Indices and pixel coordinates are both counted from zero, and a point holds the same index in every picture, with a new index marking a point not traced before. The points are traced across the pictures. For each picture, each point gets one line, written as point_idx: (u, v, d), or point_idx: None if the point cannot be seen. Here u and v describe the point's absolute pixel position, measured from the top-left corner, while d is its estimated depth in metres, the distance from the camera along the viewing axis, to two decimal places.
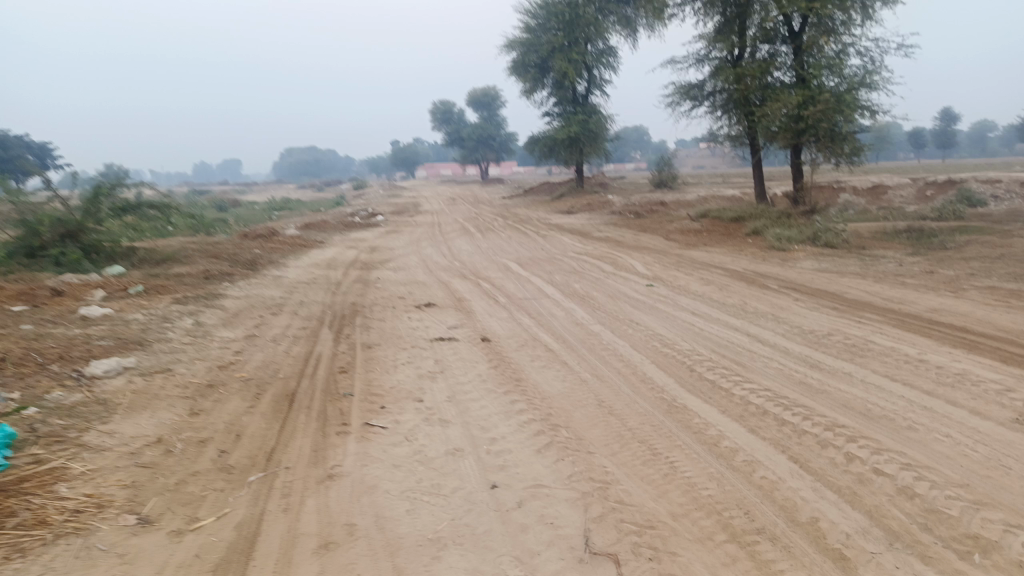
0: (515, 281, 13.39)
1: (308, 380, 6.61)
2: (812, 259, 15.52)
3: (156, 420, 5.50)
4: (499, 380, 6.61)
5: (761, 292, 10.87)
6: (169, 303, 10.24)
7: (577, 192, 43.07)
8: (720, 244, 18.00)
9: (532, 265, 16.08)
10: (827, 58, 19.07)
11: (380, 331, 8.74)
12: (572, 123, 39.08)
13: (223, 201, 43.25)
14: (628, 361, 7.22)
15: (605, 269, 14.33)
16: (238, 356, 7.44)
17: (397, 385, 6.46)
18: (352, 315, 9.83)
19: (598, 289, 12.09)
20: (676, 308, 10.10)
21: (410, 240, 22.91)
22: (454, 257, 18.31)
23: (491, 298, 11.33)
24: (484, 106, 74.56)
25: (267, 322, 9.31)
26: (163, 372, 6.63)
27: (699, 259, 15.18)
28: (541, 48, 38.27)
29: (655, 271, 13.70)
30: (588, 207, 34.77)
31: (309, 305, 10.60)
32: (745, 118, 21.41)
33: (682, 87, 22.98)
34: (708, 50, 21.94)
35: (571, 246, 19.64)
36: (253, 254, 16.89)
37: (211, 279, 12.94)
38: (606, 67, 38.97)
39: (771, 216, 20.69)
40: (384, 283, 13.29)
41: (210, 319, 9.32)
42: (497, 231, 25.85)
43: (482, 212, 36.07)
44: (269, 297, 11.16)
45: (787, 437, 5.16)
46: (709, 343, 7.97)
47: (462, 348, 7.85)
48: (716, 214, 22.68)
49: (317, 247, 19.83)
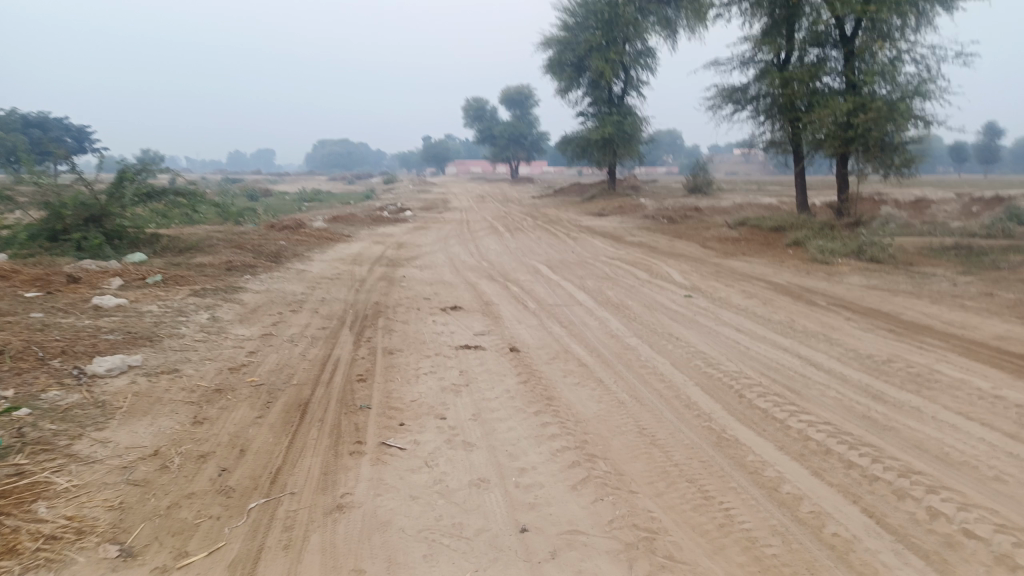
0: (545, 285, 12.85)
1: (323, 388, 6.12)
2: (859, 274, 14.76)
3: (155, 428, 5.04)
4: (529, 397, 6.05)
5: (809, 308, 10.21)
6: (187, 295, 9.85)
7: (609, 194, 42.34)
8: (760, 254, 17.28)
9: (563, 268, 15.52)
10: (881, 64, 18.21)
11: (402, 335, 8.23)
12: (607, 124, 38.38)
13: (254, 190, 43.28)
14: (669, 382, 6.63)
15: (640, 277, 13.73)
16: (252, 357, 6.98)
17: (418, 398, 5.94)
18: (374, 315, 9.34)
19: (633, 297, 11.50)
20: (718, 322, 9.48)
21: (438, 237, 22.46)
22: (482, 256, 17.82)
23: (520, 303, 10.80)
24: (518, 104, 74.17)
25: (285, 319, 8.85)
26: (169, 373, 6.18)
27: (738, 270, 14.50)
28: (578, 47, 37.66)
29: (693, 281, 13.06)
30: (620, 210, 34.10)
31: (331, 303, 10.14)
32: (790, 124, 20.61)
33: (724, 90, 22.23)
34: (753, 52, 21.17)
35: (604, 250, 19.02)
36: (278, 246, 16.53)
37: (233, 271, 12.57)
38: (644, 68, 38.22)
39: (813, 226, 19.87)
40: (410, 281, 12.82)
41: (227, 315, 8.89)
42: (527, 231, 25.29)
43: (511, 211, 35.53)
44: (290, 293, 10.72)
45: (856, 484, 4.54)
46: (757, 365, 7.34)
47: (489, 358, 7.31)
48: (754, 223, 21.91)
49: (344, 241, 19.46)
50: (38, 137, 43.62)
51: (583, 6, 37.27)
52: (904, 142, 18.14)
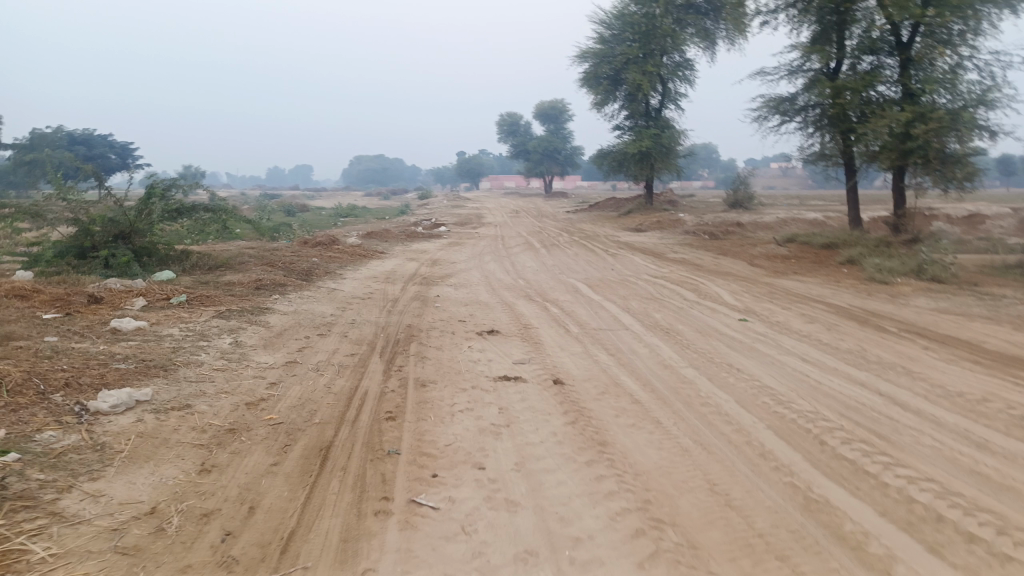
0: (587, 306, 12.13)
1: (349, 428, 5.47)
2: (922, 295, 13.77)
3: (156, 479, 4.42)
4: (579, 443, 5.33)
5: (878, 336, 9.33)
6: (211, 317, 9.32)
7: (646, 209, 41.43)
8: (812, 274, 16.34)
9: (604, 287, 14.78)
10: (941, 73, 17.19)
11: (437, 363, 7.57)
12: (644, 137, 37.62)
13: (290, 206, 43.40)
14: (737, 426, 5.85)
15: (687, 297, 12.93)
16: (273, 390, 6.36)
17: (454, 442, 5.25)
18: (406, 340, 8.70)
19: (683, 321, 10.71)
20: (781, 351, 8.66)
21: (472, 253, 21.88)
22: (519, 274, 17.17)
23: (562, 326, 10.08)
24: (552, 119, 73.87)
25: (313, 345, 8.26)
26: (180, 409, 5.58)
27: (793, 290, 13.59)
28: (614, 60, 36.99)
29: (745, 303, 12.22)
30: (658, 225, 33.24)
31: (361, 325, 9.55)
32: (842, 137, 19.64)
33: (770, 101, 21.33)
34: (801, 62, 20.25)
35: (646, 267, 18.21)
36: (310, 263, 16.09)
37: (261, 290, 12.09)
38: (682, 81, 37.44)
39: (867, 243, 18.84)
40: (444, 301, 12.20)
41: (250, 339, 8.32)
42: (563, 247, 24.55)
43: (546, 226, 34.87)
44: (319, 314, 10.16)
45: (985, 566, 3.74)
46: (833, 405, 6.51)
47: (531, 392, 6.60)
48: (803, 239, 20.91)
49: (376, 258, 18.98)
50: (84, 154, 44.51)
51: (620, 18, 36.71)
52: (967, 155, 17.09)
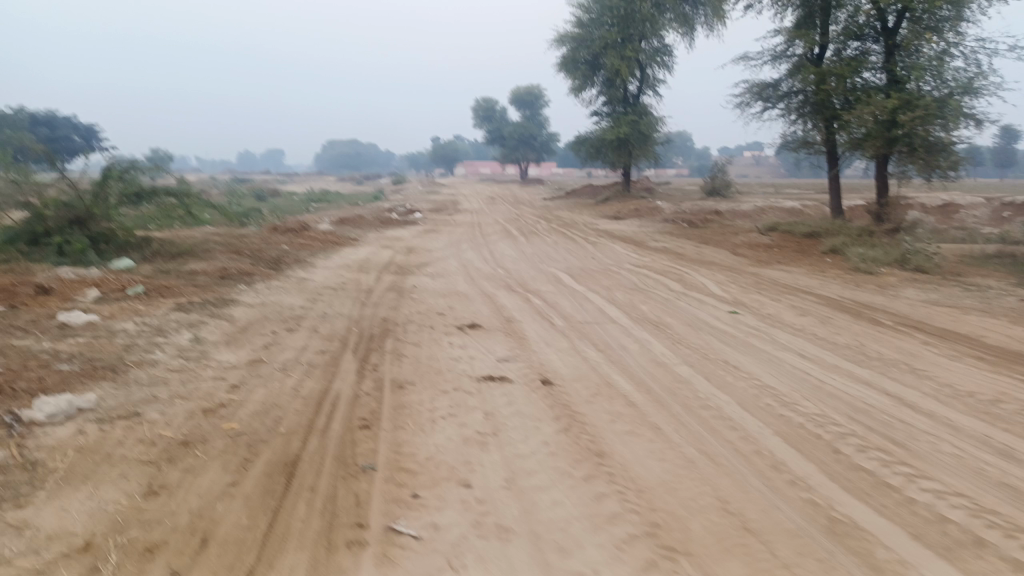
0: (570, 297, 11.65)
1: (318, 439, 4.91)
2: (910, 286, 13.51)
3: (93, 505, 3.84)
4: (575, 454, 4.84)
5: (875, 331, 8.97)
6: (169, 310, 8.65)
7: (624, 196, 41.01)
8: (796, 263, 16.04)
9: (587, 277, 14.30)
10: (928, 60, 16.91)
11: (415, 361, 7.02)
12: (622, 123, 37.13)
13: (261, 191, 42.25)
14: (742, 433, 5.40)
15: (673, 288, 12.52)
16: (234, 393, 5.76)
17: (435, 454, 4.72)
18: (381, 335, 8.13)
19: (671, 313, 10.27)
20: (777, 348, 8.25)
21: (449, 241, 21.26)
22: (497, 263, 16.61)
23: (546, 319, 9.57)
24: (528, 105, 73.15)
25: (280, 341, 7.66)
26: (127, 418, 4.98)
27: (780, 280, 13.24)
28: (593, 44, 36.34)
29: (733, 294, 11.84)
30: (637, 213, 32.87)
31: (333, 319, 8.94)
32: (825, 124, 19.36)
33: (753, 87, 20.97)
34: (785, 47, 19.89)
35: (627, 256, 17.78)
36: (279, 251, 15.38)
37: (226, 280, 11.42)
38: (661, 66, 36.97)
39: (850, 232, 18.59)
40: (421, 292, 11.63)
41: (211, 335, 7.69)
42: (542, 235, 24.02)
43: (523, 213, 34.27)
44: (288, 306, 9.54)
45: None
46: (841, 407, 6.09)
47: (518, 394, 6.09)
48: (785, 228, 20.64)
49: (349, 245, 18.30)
50: (45, 136, 42.91)
51: (599, 2, 36.08)
52: (952, 143, 16.87)
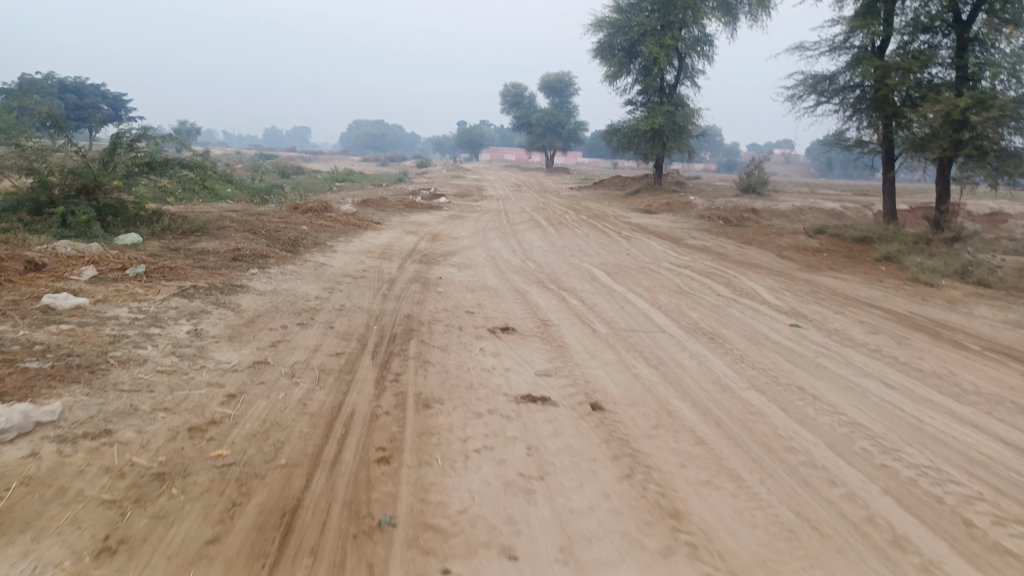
0: (609, 298, 10.67)
1: (324, 477, 3.96)
2: (981, 303, 12.34)
3: (27, 570, 2.94)
4: (644, 513, 3.87)
5: (962, 357, 7.90)
6: (170, 295, 7.76)
7: (654, 189, 39.68)
8: (849, 271, 14.91)
9: (624, 275, 13.28)
10: (1004, 57, 15.55)
11: (442, 372, 6.06)
12: (657, 114, 35.84)
13: (286, 167, 41.48)
14: (845, 491, 4.39)
15: (721, 293, 11.48)
16: (229, 406, 4.83)
17: (470, 506, 3.77)
18: (403, 336, 7.18)
19: (725, 323, 9.24)
20: (854, 372, 7.21)
21: (475, 228, 20.28)
22: (527, 255, 15.62)
23: (587, 323, 8.56)
24: (558, 92, 71.83)
25: (291, 338, 6.74)
26: (94, 438, 4.07)
27: (837, 290, 12.15)
28: (631, 31, 35.02)
29: (789, 303, 10.79)
30: (668, 207, 31.70)
31: (351, 313, 8.01)
32: (884, 122, 18.10)
33: (807, 80, 19.72)
34: (844, 38, 18.59)
35: (664, 254, 16.74)
36: (298, 231, 14.51)
37: (238, 262, 10.55)
38: (700, 56, 35.59)
39: (905, 239, 17.37)
40: (447, 285, 10.69)
41: (212, 328, 6.79)
42: (572, 227, 22.94)
43: (550, 202, 33.16)
44: (302, 296, 8.61)
45: None
46: (952, 457, 5.06)
47: (565, 421, 5.11)
48: (833, 230, 19.43)
49: (372, 228, 17.40)
50: (73, 104, 42.68)
51: None
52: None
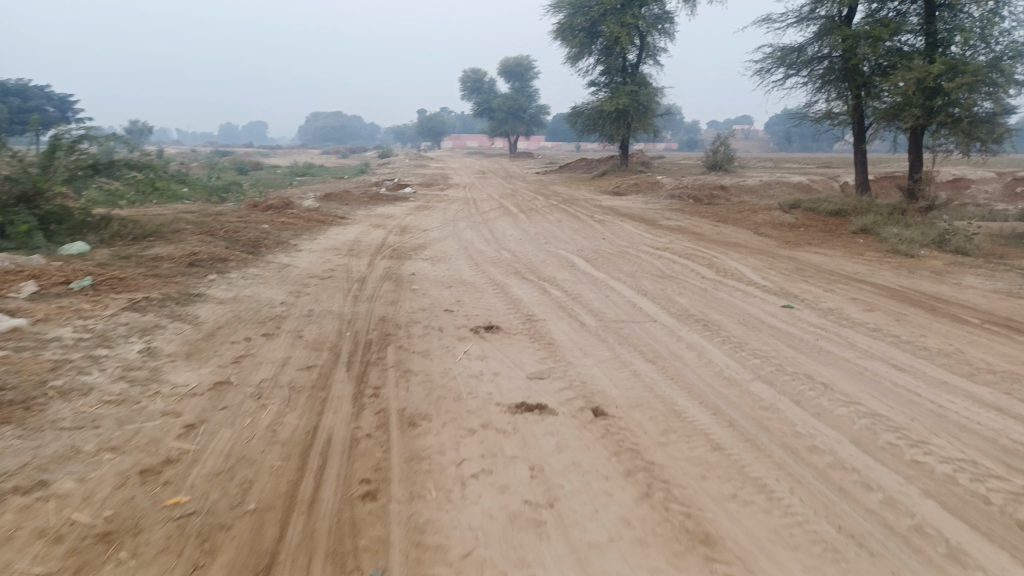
0: (591, 287, 10.19)
1: (302, 522, 3.42)
2: (965, 272, 12.15)
3: None
4: (672, 541, 3.40)
5: (965, 333, 7.59)
6: (120, 310, 7.08)
7: (621, 170, 39.30)
8: (828, 246, 14.66)
9: (603, 261, 12.82)
10: (974, 21, 15.38)
11: (427, 382, 5.52)
12: (621, 94, 35.39)
13: (243, 163, 40.16)
14: (883, 496, 3.98)
15: (705, 276, 11.09)
16: (188, 440, 4.25)
17: (473, 548, 3.26)
18: (379, 343, 6.61)
19: (716, 308, 8.84)
20: (858, 356, 6.83)
21: (444, 218, 19.65)
22: (501, 244, 15.07)
23: (573, 316, 8.08)
24: (518, 76, 71.08)
25: (256, 352, 6.13)
26: (25, 492, 3.48)
27: (822, 266, 11.84)
28: (591, 10, 34.47)
29: (776, 282, 10.45)
30: (637, 188, 31.34)
31: (321, 319, 7.41)
32: (854, 92, 17.90)
33: (775, 53, 19.44)
34: (810, 8, 18.31)
35: (640, 237, 16.32)
36: (258, 231, 13.74)
37: (195, 268, 9.83)
38: (662, 34, 35.20)
39: (880, 211, 17.21)
40: (421, 281, 10.11)
41: (168, 345, 6.15)
42: (543, 213, 22.43)
43: (518, 188, 32.56)
44: (266, 302, 7.97)
45: None
46: (985, 447, 4.69)
47: (567, 432, 4.62)
48: (807, 204, 19.21)
49: (337, 224, 16.67)
50: (17, 107, 40.76)
51: None
52: (998, 114, 15.46)
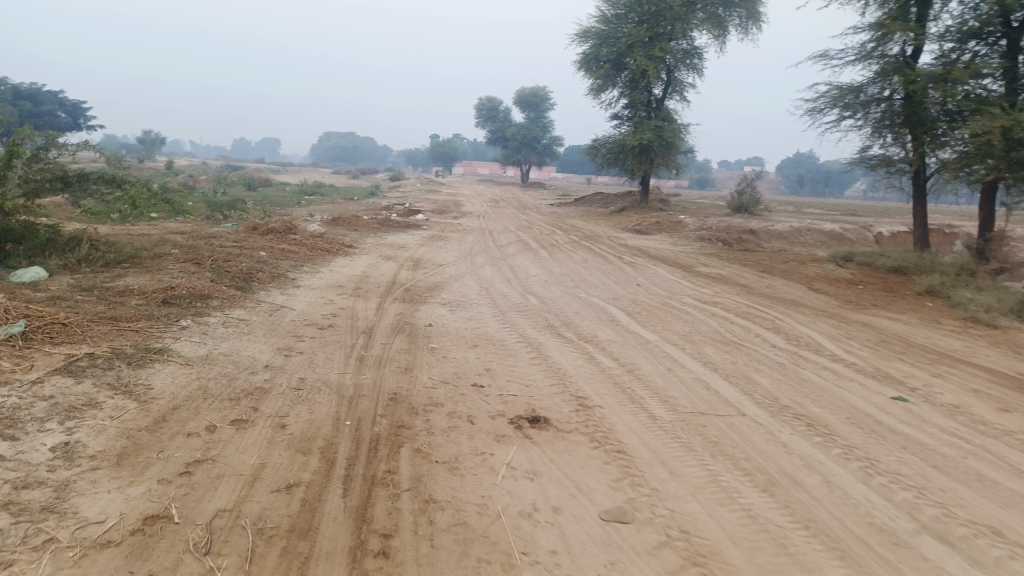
0: (644, 353, 8.46)
1: None
2: None
3: None
4: None
5: None
6: (47, 373, 5.32)
7: (641, 207, 37.67)
8: (897, 311, 12.92)
9: (647, 316, 11.11)
10: None
11: (461, 527, 3.75)
12: (645, 129, 33.86)
13: (250, 179, 38.72)
14: None
15: (776, 345, 9.35)
16: None
17: None
18: (390, 442, 4.83)
19: (809, 395, 7.08)
20: None
21: (460, 252, 17.97)
22: (526, 287, 13.35)
23: (639, 403, 6.30)
24: (534, 106, 70.00)
25: (218, 456, 4.36)
26: None
27: (908, 338, 10.10)
28: (618, 42, 33.15)
29: (865, 360, 8.69)
30: (659, 226, 29.70)
31: (313, 395, 5.64)
32: (918, 139, 16.30)
33: (830, 92, 17.83)
34: (874, 45, 16.76)
35: (680, 286, 14.62)
36: (252, 260, 12.04)
37: (167, 309, 8.10)
38: (690, 70, 33.79)
39: (946, 270, 15.47)
40: (441, 336, 8.38)
41: (96, 437, 4.40)
42: (566, 250, 20.65)
43: (534, 221, 30.86)
44: (246, 365, 6.21)
45: None
46: None
47: None
48: (860, 257, 17.50)
49: (343, 254, 14.99)
50: (27, 111, 39.33)
51: None
52: None
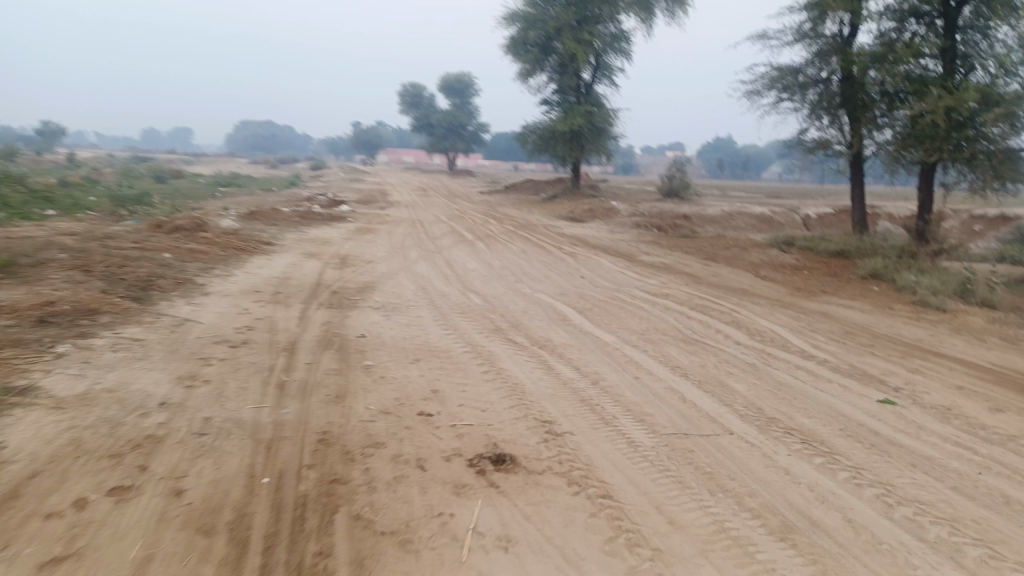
0: (605, 359, 7.62)
1: None
2: None
3: None
4: None
5: None
6: None
7: (572, 194, 37.05)
8: (847, 297, 12.57)
9: (600, 314, 10.30)
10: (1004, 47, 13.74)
11: None
12: (575, 114, 33.17)
13: (160, 170, 36.09)
14: None
15: (741, 342, 8.67)
16: None
17: None
18: (320, 506, 3.80)
19: (794, 403, 6.38)
20: None
21: (390, 246, 16.77)
22: (465, 284, 12.33)
23: (613, 426, 5.42)
24: (459, 92, 68.54)
25: (87, 549, 3.25)
26: None
27: (870, 328, 9.64)
28: (545, 25, 32.26)
29: (835, 356, 8.11)
30: (593, 213, 29.08)
31: (221, 442, 4.52)
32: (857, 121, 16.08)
33: (768, 73, 17.44)
34: (812, 24, 16.42)
35: (627, 277, 13.90)
36: (155, 264, 10.61)
37: (42, 330, 6.73)
38: (619, 54, 33.26)
39: (888, 253, 15.33)
40: (375, 349, 7.30)
41: None
42: (502, 241, 19.67)
43: (466, 210, 29.75)
44: (136, 404, 5.01)
45: None
46: None
47: None
48: (802, 241, 17.26)
49: (261, 253, 13.61)
50: None
51: None
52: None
